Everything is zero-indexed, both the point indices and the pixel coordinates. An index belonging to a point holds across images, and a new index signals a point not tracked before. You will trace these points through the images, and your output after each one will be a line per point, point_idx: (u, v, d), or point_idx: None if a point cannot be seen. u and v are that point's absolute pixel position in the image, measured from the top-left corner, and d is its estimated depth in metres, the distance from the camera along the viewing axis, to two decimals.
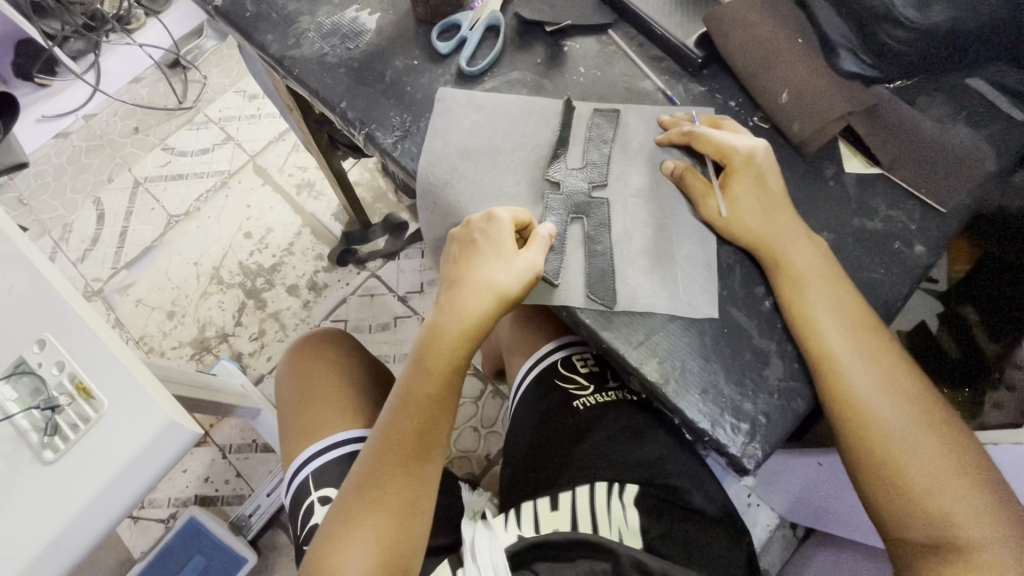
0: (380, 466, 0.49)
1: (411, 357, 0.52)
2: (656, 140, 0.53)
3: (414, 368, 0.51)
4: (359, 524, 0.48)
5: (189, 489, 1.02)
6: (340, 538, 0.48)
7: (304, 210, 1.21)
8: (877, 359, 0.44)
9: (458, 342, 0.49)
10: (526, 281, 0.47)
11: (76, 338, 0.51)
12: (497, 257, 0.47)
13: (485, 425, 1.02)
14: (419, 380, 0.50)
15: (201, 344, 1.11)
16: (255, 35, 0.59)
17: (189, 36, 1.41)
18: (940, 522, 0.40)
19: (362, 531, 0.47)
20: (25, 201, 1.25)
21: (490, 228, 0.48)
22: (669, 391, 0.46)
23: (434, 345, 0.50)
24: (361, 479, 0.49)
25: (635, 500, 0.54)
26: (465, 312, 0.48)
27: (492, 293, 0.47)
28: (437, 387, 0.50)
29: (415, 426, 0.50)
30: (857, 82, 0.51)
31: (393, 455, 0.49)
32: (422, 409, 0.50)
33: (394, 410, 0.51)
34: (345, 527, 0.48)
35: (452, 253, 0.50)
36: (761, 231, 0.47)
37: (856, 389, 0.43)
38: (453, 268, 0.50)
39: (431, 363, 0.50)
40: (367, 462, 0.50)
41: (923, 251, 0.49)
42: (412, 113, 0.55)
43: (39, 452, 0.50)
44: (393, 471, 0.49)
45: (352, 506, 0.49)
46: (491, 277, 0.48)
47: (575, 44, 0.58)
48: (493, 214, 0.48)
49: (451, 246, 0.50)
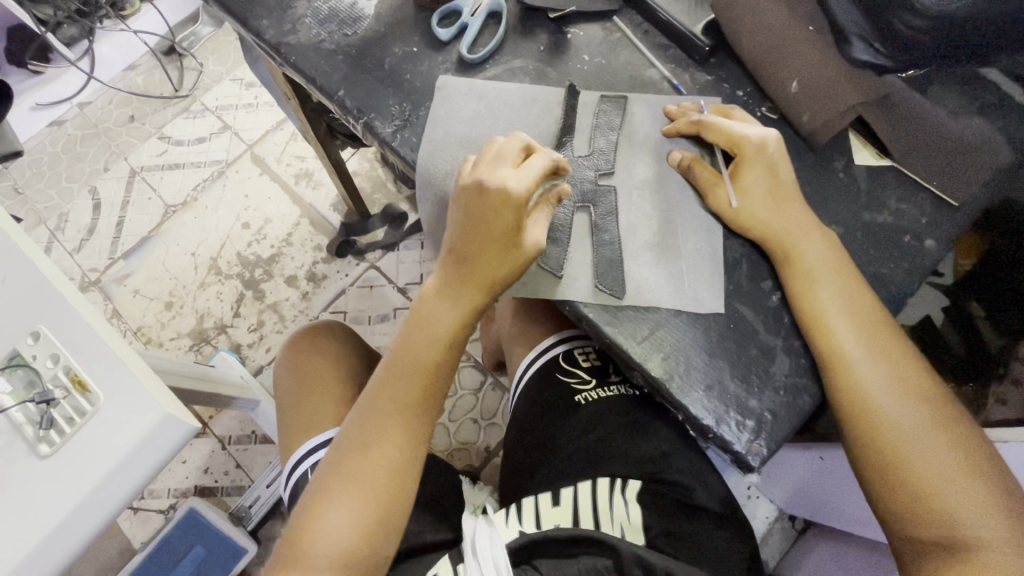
0: (376, 426, 0.48)
1: (410, 318, 0.51)
2: (664, 130, 0.52)
3: (418, 329, 0.50)
4: (348, 483, 0.47)
5: (188, 479, 1.02)
6: (328, 493, 0.47)
7: (303, 200, 1.19)
8: (885, 348, 0.43)
9: (460, 311, 0.49)
10: (524, 263, 0.46)
11: (71, 332, 0.50)
12: (507, 233, 0.46)
13: (485, 417, 1.02)
14: (422, 342, 0.49)
15: (200, 335, 1.10)
16: (251, 21, 0.57)
17: (186, 22, 1.39)
18: (946, 520, 0.40)
19: (353, 490, 0.47)
20: (20, 190, 1.23)
21: (505, 201, 0.45)
22: (674, 387, 0.45)
23: (440, 308, 0.49)
24: (355, 437, 0.48)
25: (637, 496, 0.53)
26: (469, 278, 0.48)
27: (497, 266, 0.46)
28: (440, 355, 0.49)
29: (414, 388, 0.49)
30: (869, 72, 0.48)
31: (391, 417, 0.48)
32: (422, 374, 0.49)
33: (394, 368, 0.50)
34: (335, 482, 0.47)
35: (460, 216, 0.47)
36: (771, 223, 0.46)
37: (863, 374, 0.43)
38: (460, 233, 0.48)
39: (433, 330, 0.49)
40: (363, 420, 0.49)
41: (933, 246, 0.48)
42: (412, 101, 0.54)
43: (34, 445, 0.49)
44: (390, 433, 0.48)
45: (343, 462, 0.48)
46: (501, 255, 0.46)
47: (579, 31, 0.57)
48: (507, 186, 0.45)
49: (458, 206, 0.47)
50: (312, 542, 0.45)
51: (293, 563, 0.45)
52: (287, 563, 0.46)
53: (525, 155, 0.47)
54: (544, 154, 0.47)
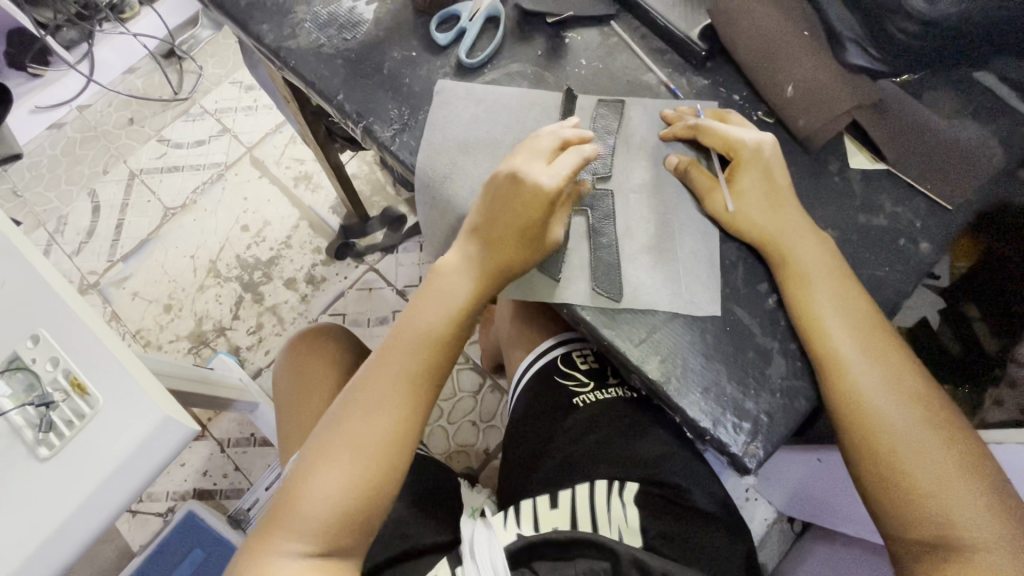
0: (385, 387, 0.48)
1: (423, 286, 0.51)
2: (661, 134, 0.52)
3: (433, 296, 0.50)
4: (351, 440, 0.46)
5: (186, 482, 1.02)
6: (330, 446, 0.46)
7: (302, 203, 1.19)
8: (882, 341, 0.44)
9: (472, 284, 0.49)
10: (539, 255, 0.47)
11: (71, 335, 0.51)
12: (531, 223, 0.46)
13: (484, 419, 1.02)
14: (436, 310, 0.49)
15: (199, 337, 1.10)
16: (250, 25, 0.58)
17: (185, 25, 1.39)
18: (940, 522, 0.40)
19: (355, 448, 0.46)
20: (19, 193, 1.23)
21: (537, 197, 0.46)
22: (671, 389, 0.45)
23: (456, 280, 0.50)
24: (363, 396, 0.48)
25: (634, 499, 0.53)
26: (486, 256, 0.48)
27: (517, 247, 0.47)
28: (450, 324, 0.49)
29: (423, 354, 0.49)
30: (864, 76, 0.49)
31: (397, 380, 0.48)
32: (432, 342, 0.49)
33: (406, 331, 0.50)
34: (337, 437, 0.47)
35: (488, 202, 0.48)
36: (768, 226, 0.47)
37: (863, 361, 0.43)
38: (486, 215, 0.48)
39: (446, 300, 0.49)
40: (372, 379, 0.48)
41: (928, 248, 0.49)
42: (410, 105, 0.54)
43: (33, 448, 0.49)
44: (395, 395, 0.48)
45: (348, 419, 0.47)
46: (524, 243, 0.47)
47: (577, 35, 0.57)
48: (542, 182, 0.46)
49: (489, 193, 0.48)
50: (308, 496, 0.45)
51: (284, 516, 0.45)
52: (278, 515, 0.45)
53: (556, 153, 0.48)
54: (577, 152, 0.48)
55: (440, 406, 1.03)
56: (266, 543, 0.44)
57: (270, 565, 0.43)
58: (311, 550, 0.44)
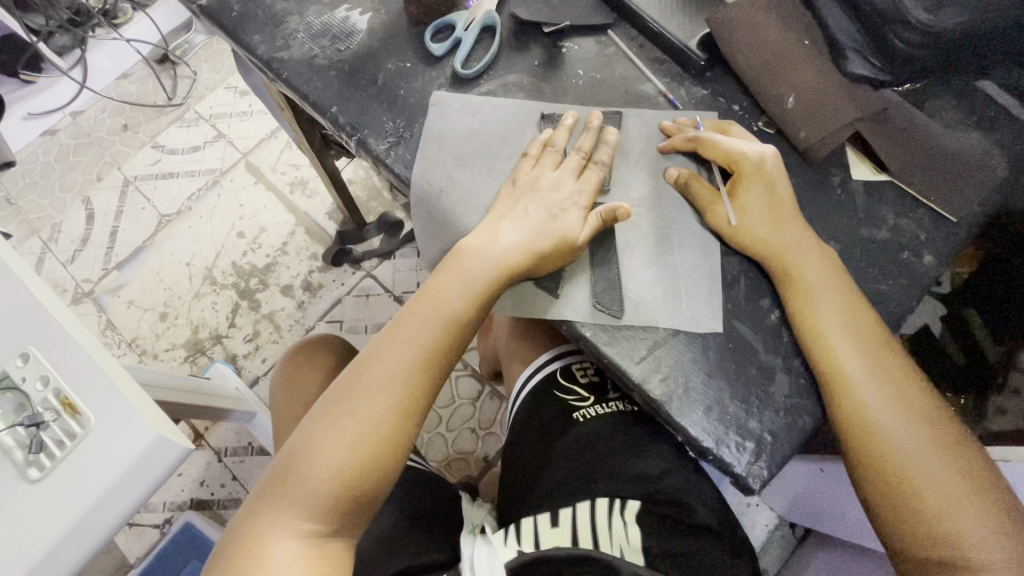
0: (393, 366, 0.46)
1: (444, 265, 0.49)
2: (660, 147, 0.51)
3: (450, 276, 0.48)
4: (355, 417, 0.45)
5: (184, 493, 1.01)
6: (332, 421, 0.45)
7: (298, 209, 1.18)
8: (887, 353, 0.43)
9: (495, 269, 0.47)
10: (567, 257, 0.47)
11: (63, 354, 0.50)
12: (561, 224, 0.47)
13: (482, 426, 1.01)
14: (452, 289, 0.47)
15: (195, 346, 1.09)
16: (243, 36, 0.57)
17: (178, 31, 1.38)
18: (950, 543, 0.39)
19: (357, 426, 0.45)
20: (13, 201, 1.22)
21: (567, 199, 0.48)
22: (672, 408, 0.44)
23: (473, 261, 0.47)
24: (371, 373, 0.46)
25: (636, 519, 0.53)
26: (509, 246, 0.47)
27: (543, 241, 0.47)
28: (469, 310, 0.47)
29: (439, 337, 0.47)
30: (868, 85, 0.49)
31: (405, 359, 0.47)
32: (446, 323, 0.47)
33: (420, 309, 0.48)
34: (341, 412, 0.45)
35: (520, 203, 0.49)
36: (771, 240, 0.46)
37: (869, 368, 0.43)
38: (516, 212, 0.49)
39: (467, 283, 0.47)
40: (382, 356, 0.47)
41: (932, 261, 0.48)
42: (406, 117, 0.54)
43: (23, 470, 0.48)
44: (403, 374, 0.46)
45: (353, 395, 0.46)
46: (552, 237, 0.47)
47: (575, 45, 0.56)
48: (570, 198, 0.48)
49: (520, 194, 0.49)
50: (309, 470, 0.44)
51: (288, 492, 0.44)
52: (281, 490, 0.44)
53: (578, 162, 0.50)
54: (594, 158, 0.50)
55: (439, 414, 1.02)
56: (266, 519, 0.43)
57: (274, 542, 0.42)
58: (315, 530, 0.43)
